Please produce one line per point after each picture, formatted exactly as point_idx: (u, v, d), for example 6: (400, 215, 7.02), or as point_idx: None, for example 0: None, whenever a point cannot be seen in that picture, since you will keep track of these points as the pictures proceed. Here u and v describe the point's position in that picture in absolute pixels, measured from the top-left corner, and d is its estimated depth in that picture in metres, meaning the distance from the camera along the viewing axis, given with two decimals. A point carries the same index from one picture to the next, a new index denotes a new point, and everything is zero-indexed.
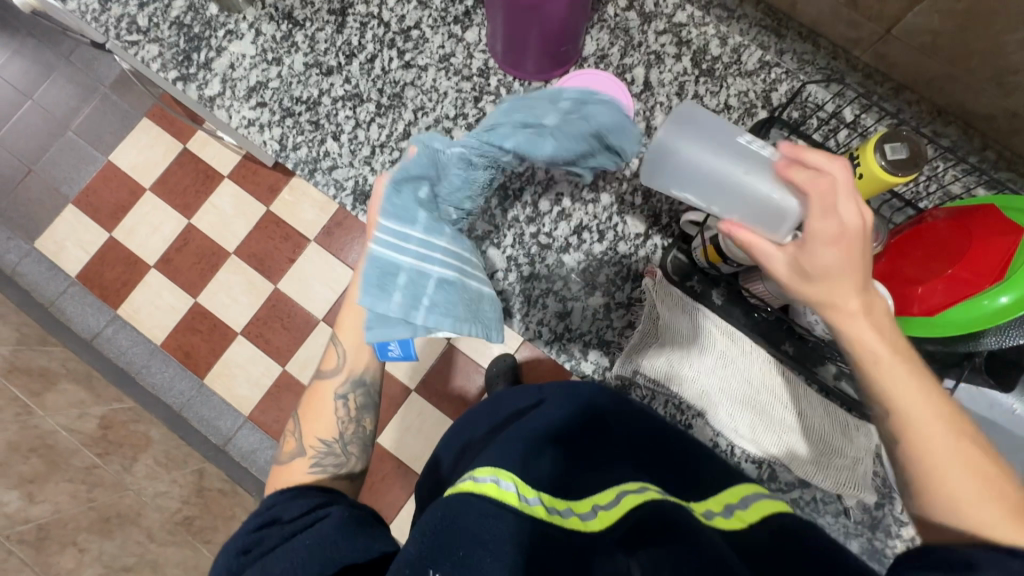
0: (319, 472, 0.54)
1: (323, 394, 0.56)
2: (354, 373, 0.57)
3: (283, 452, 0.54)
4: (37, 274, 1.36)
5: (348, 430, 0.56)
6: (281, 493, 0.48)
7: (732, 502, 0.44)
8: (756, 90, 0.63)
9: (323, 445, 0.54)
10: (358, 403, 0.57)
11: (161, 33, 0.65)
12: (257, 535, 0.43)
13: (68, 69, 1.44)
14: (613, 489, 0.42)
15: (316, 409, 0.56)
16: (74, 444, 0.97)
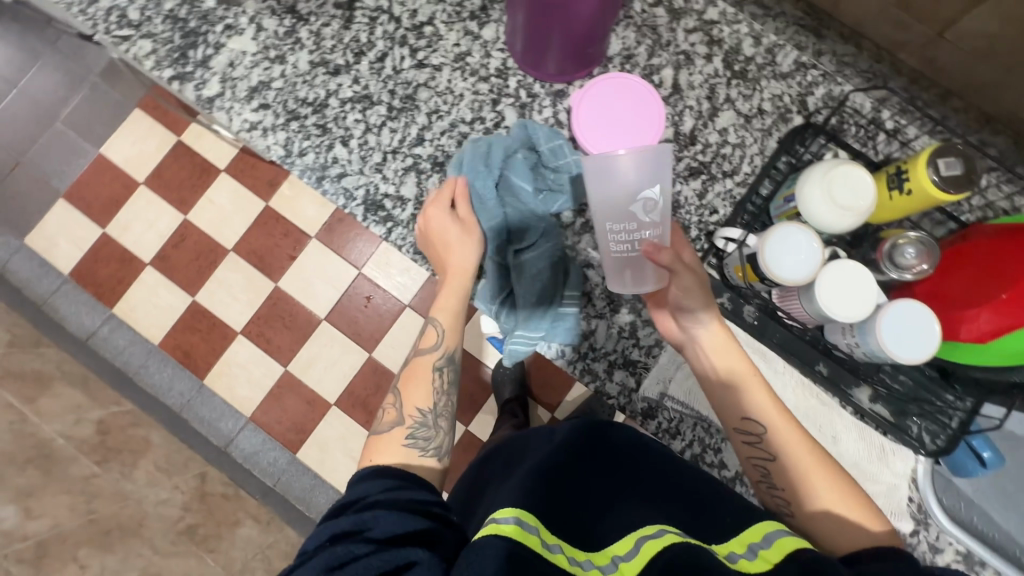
0: (419, 447, 0.49)
1: (421, 368, 0.53)
2: (450, 349, 0.55)
3: (381, 422, 0.50)
4: (29, 271, 1.31)
5: (440, 402, 0.53)
6: (384, 491, 0.41)
7: (754, 542, 0.38)
8: (791, 94, 0.59)
9: (419, 415, 0.50)
10: (450, 378, 0.54)
11: (154, 27, 0.61)
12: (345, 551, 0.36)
13: (55, 56, 1.38)
14: (632, 538, 0.37)
15: (415, 383, 0.53)
16: (71, 452, 0.94)
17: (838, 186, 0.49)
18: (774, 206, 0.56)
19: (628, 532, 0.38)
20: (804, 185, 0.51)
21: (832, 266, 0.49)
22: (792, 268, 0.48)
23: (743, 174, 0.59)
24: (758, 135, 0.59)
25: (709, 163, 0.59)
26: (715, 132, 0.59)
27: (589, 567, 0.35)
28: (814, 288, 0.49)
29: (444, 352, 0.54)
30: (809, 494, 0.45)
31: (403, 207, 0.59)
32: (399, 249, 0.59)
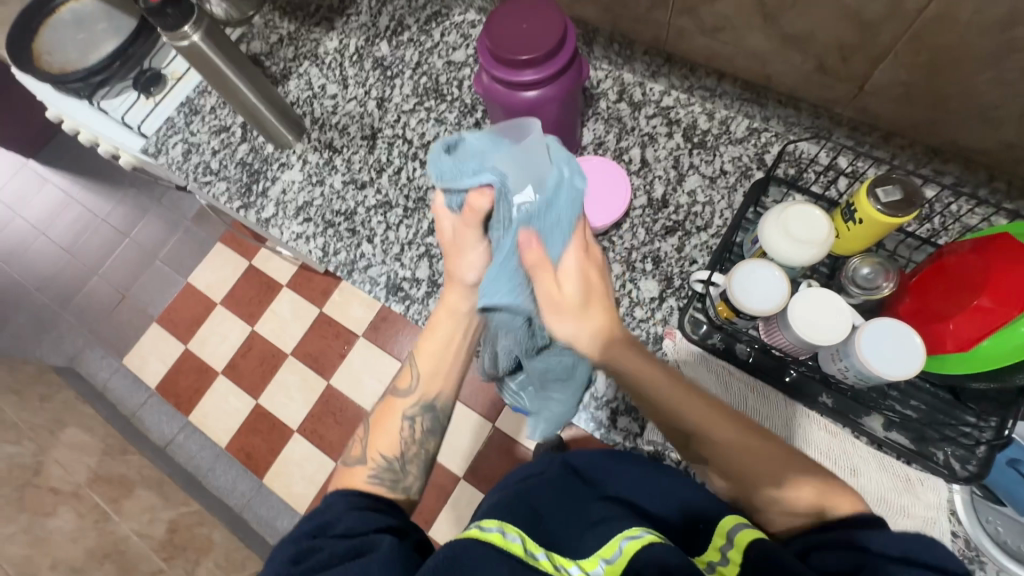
0: (378, 486, 0.53)
1: (393, 411, 0.57)
2: (424, 397, 0.57)
3: (349, 455, 0.55)
4: (124, 387, 1.52)
5: (409, 450, 0.56)
6: (343, 504, 0.48)
7: (723, 543, 0.41)
8: (749, 154, 0.67)
9: (383, 460, 0.54)
10: (424, 426, 0.57)
11: (229, 172, 0.79)
12: (309, 547, 0.42)
13: (159, 209, 1.71)
14: (616, 539, 0.41)
15: (384, 423, 0.57)
16: (143, 549, 1.03)
17: (793, 223, 0.54)
18: (745, 248, 0.62)
19: (611, 537, 0.41)
20: (763, 228, 0.56)
21: (804, 291, 0.52)
22: (760, 298, 0.53)
23: (715, 226, 0.65)
24: (724, 192, 0.66)
25: (683, 220, 0.66)
26: (685, 194, 0.67)
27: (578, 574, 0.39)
28: (792, 316, 0.52)
29: (416, 399, 0.57)
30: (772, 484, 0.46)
31: (418, 287, 0.69)
32: (416, 323, 0.68)
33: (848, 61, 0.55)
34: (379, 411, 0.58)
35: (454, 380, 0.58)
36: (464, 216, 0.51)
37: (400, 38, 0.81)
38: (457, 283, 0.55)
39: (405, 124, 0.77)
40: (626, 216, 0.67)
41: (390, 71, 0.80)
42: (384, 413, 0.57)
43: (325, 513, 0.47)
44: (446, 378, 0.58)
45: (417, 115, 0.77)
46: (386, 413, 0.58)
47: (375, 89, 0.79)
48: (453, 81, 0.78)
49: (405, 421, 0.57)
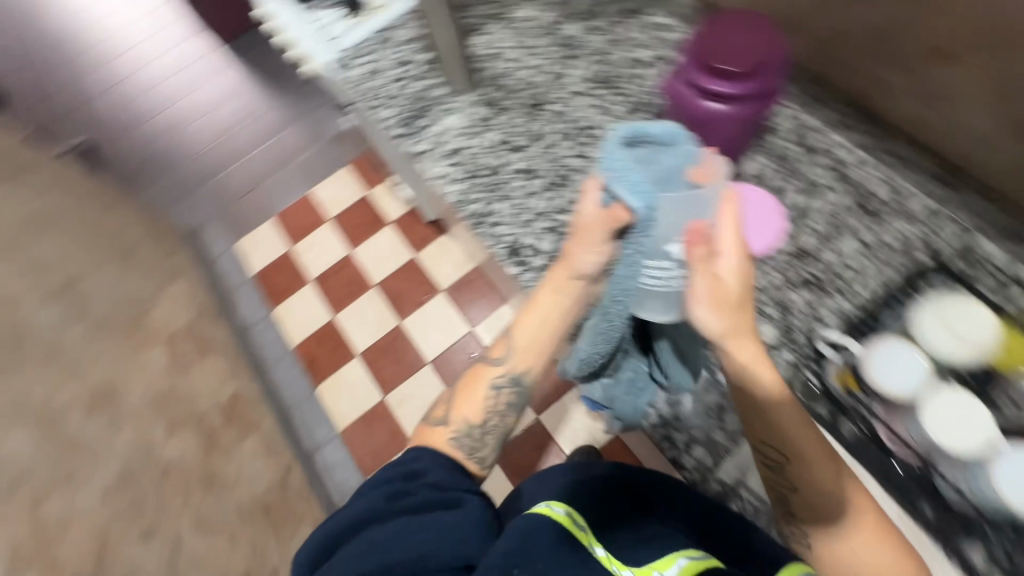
0: (457, 450, 0.55)
1: (481, 378, 0.59)
2: (514, 370, 0.58)
3: (433, 415, 0.58)
4: (229, 265, 1.67)
5: (491, 419, 0.58)
6: (427, 456, 0.52)
7: None
8: (919, 236, 0.62)
9: (467, 424, 0.57)
10: (509, 398, 0.59)
11: (398, 101, 0.85)
12: (400, 489, 0.47)
13: (306, 121, 1.87)
14: (674, 556, 0.43)
15: (472, 390, 0.59)
16: (209, 408, 1.14)
17: (952, 319, 0.54)
18: (886, 326, 0.58)
19: (668, 553, 0.44)
20: (916, 313, 0.56)
21: (944, 390, 0.52)
22: (893, 375, 0.54)
23: (857, 295, 0.61)
24: (878, 266, 0.62)
25: (823, 279, 0.62)
26: (833, 254, 0.63)
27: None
28: (922, 410, 0.53)
29: (507, 370, 0.58)
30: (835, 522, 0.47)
31: (537, 256, 0.71)
32: (525, 290, 0.70)
33: None
34: (467, 376, 0.60)
35: (546, 357, 0.59)
36: (602, 215, 0.51)
37: (590, 23, 0.83)
38: (570, 271, 0.55)
39: (572, 104, 0.79)
40: (764, 256, 0.65)
41: (571, 51, 0.82)
42: (473, 378, 0.60)
43: (413, 461, 0.51)
44: (540, 357, 0.59)
45: (585, 99, 0.79)
46: (475, 377, 0.60)
47: (553, 64, 0.82)
48: (629, 76, 0.78)
49: (491, 390, 0.59)
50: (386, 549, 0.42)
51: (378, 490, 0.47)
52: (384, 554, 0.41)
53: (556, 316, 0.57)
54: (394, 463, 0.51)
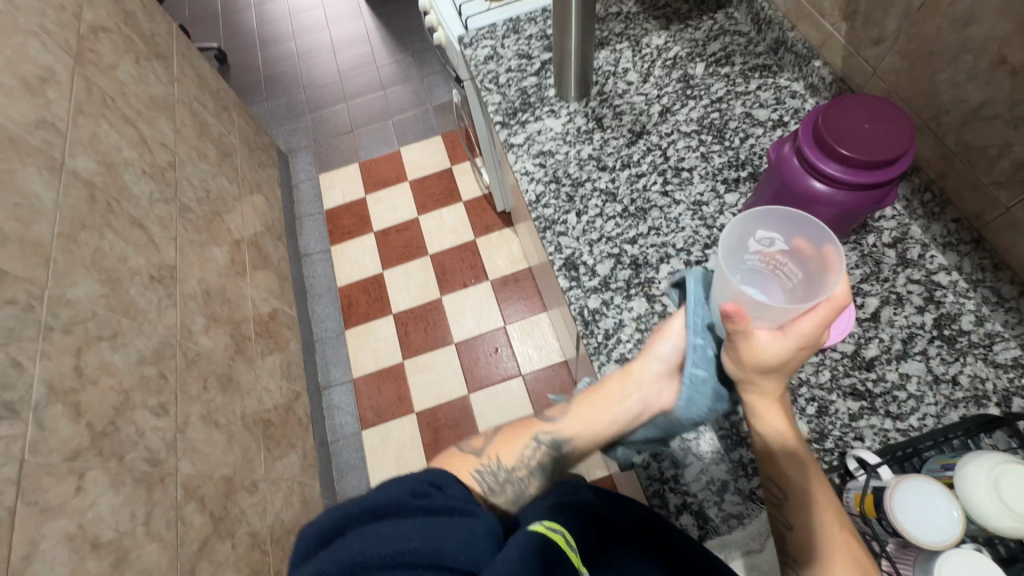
0: (479, 483, 0.57)
1: (528, 430, 0.62)
2: (562, 434, 0.60)
3: (469, 444, 0.61)
4: (307, 194, 1.77)
5: (519, 470, 0.59)
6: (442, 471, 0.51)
7: None
8: (996, 385, 0.57)
9: (497, 464, 0.59)
10: (543, 458, 0.59)
11: (508, 91, 0.87)
12: (422, 490, 0.46)
13: (417, 84, 1.94)
14: None
15: (516, 435, 0.61)
16: (247, 315, 1.21)
17: (1007, 485, 0.46)
18: (925, 465, 0.54)
19: None
20: (968, 462, 0.48)
21: (966, 550, 0.45)
22: (918, 524, 0.47)
23: (907, 424, 0.57)
24: (940, 400, 0.58)
25: (876, 394, 0.59)
26: (895, 372, 0.60)
27: None
28: (938, 560, 0.46)
29: (555, 431, 0.60)
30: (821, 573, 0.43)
31: (590, 277, 0.70)
32: (568, 304, 0.70)
33: None
34: (516, 424, 0.63)
35: (596, 437, 0.60)
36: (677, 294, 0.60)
37: (719, 68, 0.81)
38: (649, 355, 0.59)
39: (673, 142, 0.77)
40: (821, 351, 0.62)
41: (690, 91, 0.81)
42: (521, 427, 0.62)
43: (435, 471, 0.50)
44: (591, 433, 0.60)
45: (687, 140, 0.77)
46: (523, 428, 0.63)
47: (667, 97, 0.81)
48: (740, 131, 0.76)
49: (533, 443, 0.60)
50: (407, 538, 0.40)
51: (399, 484, 0.46)
52: (407, 538, 0.39)
53: (623, 395, 0.59)
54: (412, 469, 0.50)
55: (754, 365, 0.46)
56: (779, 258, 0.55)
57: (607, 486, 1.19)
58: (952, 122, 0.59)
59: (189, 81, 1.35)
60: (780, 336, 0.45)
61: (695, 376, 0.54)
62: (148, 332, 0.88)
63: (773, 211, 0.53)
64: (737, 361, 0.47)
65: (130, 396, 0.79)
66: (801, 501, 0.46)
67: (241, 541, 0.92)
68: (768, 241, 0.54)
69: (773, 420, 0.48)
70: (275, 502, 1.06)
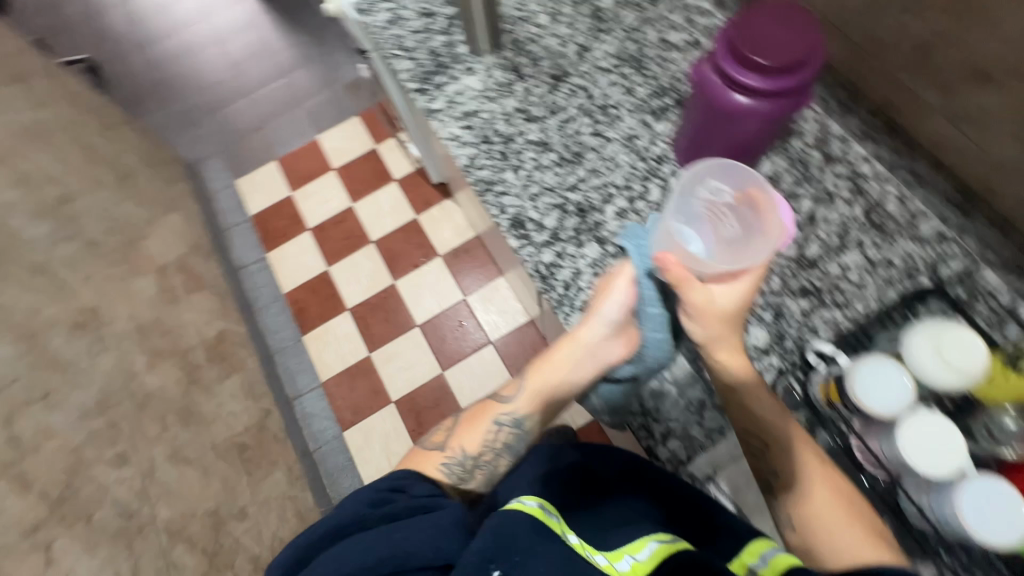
0: (446, 476, 0.57)
1: (487, 413, 0.61)
2: (519, 412, 0.61)
3: (430, 440, 0.61)
4: (227, 203, 1.64)
5: (484, 455, 0.59)
6: (387, 479, 0.49)
7: (752, 561, 0.44)
8: (924, 258, 0.62)
9: (461, 454, 0.59)
10: (506, 438, 0.60)
11: (418, 54, 0.82)
12: (380, 496, 0.46)
13: (321, 65, 1.81)
14: (645, 538, 0.42)
15: (475, 423, 0.61)
16: (194, 343, 1.14)
17: (948, 348, 0.50)
18: (877, 344, 0.58)
19: (639, 536, 0.42)
20: (911, 334, 0.52)
21: (922, 411, 0.50)
22: (879, 400, 0.51)
23: (854, 310, 0.61)
24: (879, 282, 0.62)
25: (824, 289, 0.63)
26: (837, 266, 0.63)
27: (603, 563, 0.39)
28: (897, 426, 0.50)
29: (512, 410, 0.61)
30: (814, 513, 0.47)
31: (539, 232, 0.70)
32: (522, 263, 0.69)
33: None
34: (473, 410, 0.63)
35: (552, 408, 0.62)
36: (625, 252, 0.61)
37: None
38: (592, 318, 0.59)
39: (595, 80, 0.76)
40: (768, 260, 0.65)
41: (602, 25, 0.79)
42: (478, 413, 0.62)
43: (401, 475, 0.50)
44: (547, 405, 0.62)
45: (609, 76, 0.76)
46: (480, 413, 0.62)
47: (581, 36, 0.79)
48: (658, 58, 0.76)
49: (493, 426, 0.60)
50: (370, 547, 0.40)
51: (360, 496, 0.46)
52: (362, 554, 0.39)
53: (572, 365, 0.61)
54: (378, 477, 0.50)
55: (711, 316, 0.50)
56: (723, 209, 0.56)
57: (594, 431, 1.23)
58: (854, 17, 0.60)
59: (61, 102, 1.21)
60: (733, 282, 0.51)
61: (654, 339, 0.60)
62: (85, 383, 0.81)
63: (730, 163, 0.56)
64: (691, 314, 0.52)
65: (83, 455, 0.74)
66: (786, 453, 0.49)
67: (243, 569, 0.90)
68: (718, 191, 0.56)
69: (741, 364, 0.51)
70: (270, 523, 1.03)
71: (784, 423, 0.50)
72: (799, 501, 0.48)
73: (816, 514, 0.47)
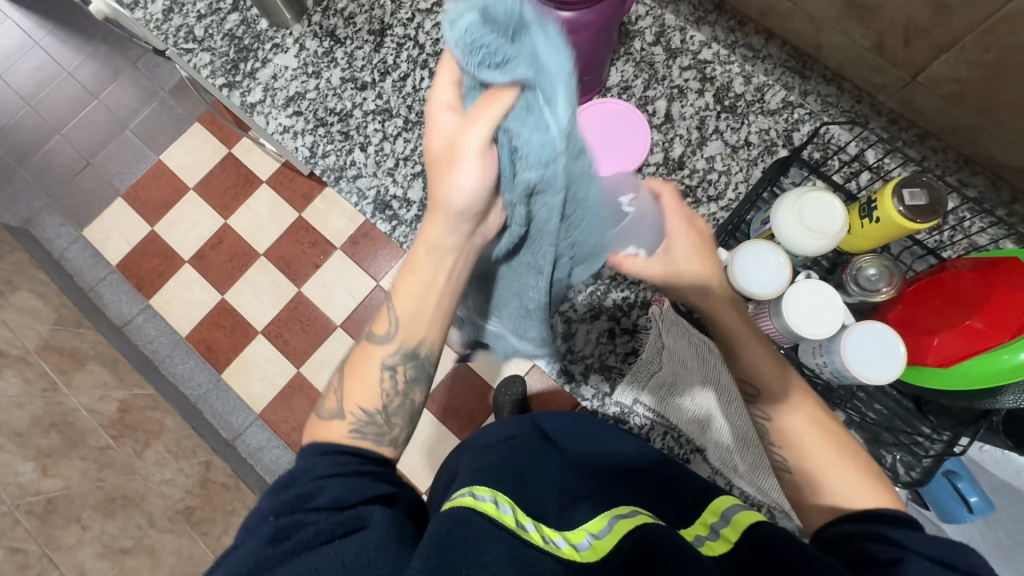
0: (361, 441, 0.45)
1: (370, 358, 0.47)
2: (406, 345, 0.46)
3: (323, 407, 0.47)
4: (82, 260, 1.45)
5: (393, 402, 0.47)
6: (326, 463, 0.42)
7: (714, 521, 0.43)
8: (778, 129, 0.63)
9: (363, 415, 0.46)
10: (408, 375, 0.47)
11: (214, 43, 0.70)
12: (289, 524, 0.37)
13: (133, 73, 1.56)
14: (605, 518, 0.42)
15: (359, 375, 0.47)
16: (92, 424, 1.02)
17: (809, 211, 0.52)
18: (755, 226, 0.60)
19: (599, 517, 0.42)
20: (777, 209, 0.54)
21: (799, 282, 0.52)
22: (759, 282, 0.53)
23: (727, 200, 0.63)
24: (744, 164, 0.63)
25: (695, 186, 0.63)
26: (702, 159, 0.64)
27: (564, 545, 0.38)
28: (783, 301, 0.52)
29: (396, 347, 0.46)
30: (820, 469, 0.47)
31: (407, 208, 0.65)
32: (400, 246, 0.65)
33: (911, 46, 0.51)
34: (353, 359, 0.48)
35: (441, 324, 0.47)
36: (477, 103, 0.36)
37: None
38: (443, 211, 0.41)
39: (419, 25, 0.69)
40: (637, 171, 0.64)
41: None
42: (359, 361, 0.47)
43: (313, 475, 0.41)
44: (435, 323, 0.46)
45: (433, 17, 0.69)
46: (362, 360, 0.48)
47: None
48: None
49: (385, 371, 0.47)
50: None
51: (260, 526, 0.37)
52: None
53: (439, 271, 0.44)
54: (278, 482, 0.41)
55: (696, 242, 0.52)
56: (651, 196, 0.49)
57: None
58: None
59: None
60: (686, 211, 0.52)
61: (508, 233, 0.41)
62: None
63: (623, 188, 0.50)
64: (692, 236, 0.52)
65: None
66: (784, 406, 0.49)
67: None
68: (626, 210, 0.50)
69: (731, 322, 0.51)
70: None
71: (777, 375, 0.50)
72: (801, 455, 0.48)
73: (819, 468, 0.47)
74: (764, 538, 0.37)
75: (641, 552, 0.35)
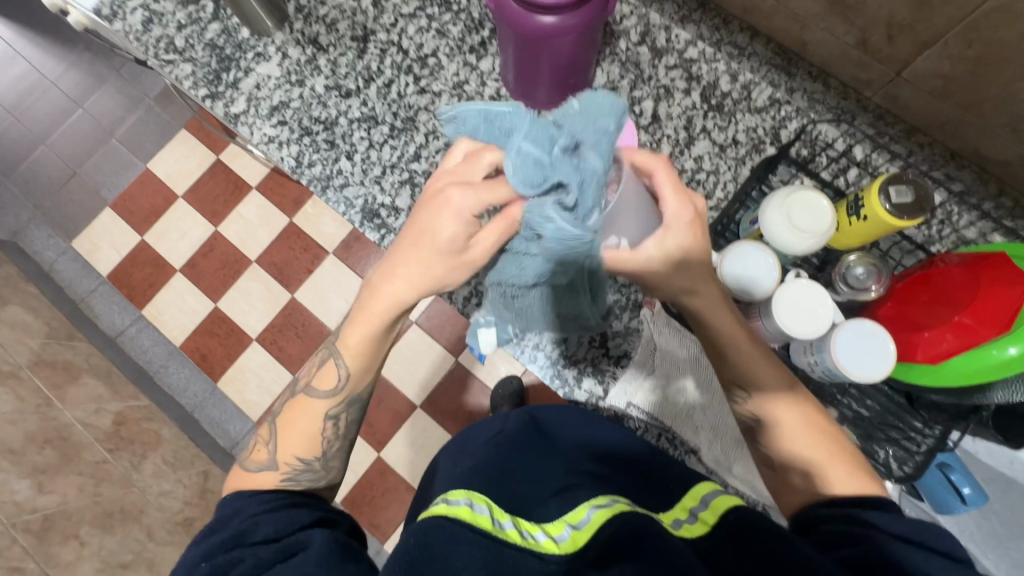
0: (293, 487, 0.50)
1: (307, 410, 0.53)
2: (352, 392, 0.53)
3: (252, 459, 0.51)
4: (72, 271, 1.43)
5: (329, 447, 0.53)
6: (256, 504, 0.46)
7: (694, 505, 0.42)
8: (765, 127, 0.63)
9: (298, 463, 0.51)
10: (347, 421, 0.54)
11: (196, 53, 0.69)
12: (226, 560, 0.39)
13: (118, 81, 1.55)
14: (584, 506, 0.40)
15: (295, 423, 0.52)
16: (87, 439, 1.01)
17: (796, 213, 0.52)
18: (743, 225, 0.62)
19: (578, 505, 0.41)
20: (766, 210, 0.54)
21: (789, 283, 0.52)
22: (748, 284, 0.53)
23: (716, 199, 0.63)
24: (732, 163, 0.63)
25: (684, 186, 0.63)
26: (691, 159, 0.64)
27: (543, 539, 0.38)
28: (773, 303, 0.52)
29: (338, 397, 0.52)
30: (798, 453, 0.47)
31: (396, 216, 0.65)
32: (389, 254, 0.65)
33: (895, 42, 0.50)
34: (289, 408, 0.54)
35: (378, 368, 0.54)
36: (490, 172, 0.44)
37: None
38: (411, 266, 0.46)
39: (403, 30, 0.68)
40: None
41: None
42: (296, 410, 0.53)
43: (245, 519, 0.44)
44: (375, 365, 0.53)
45: (416, 21, 0.68)
46: (296, 411, 0.53)
47: None
48: None
49: (326, 420, 0.53)
50: None
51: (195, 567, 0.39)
52: None
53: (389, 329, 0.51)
54: (203, 534, 0.43)
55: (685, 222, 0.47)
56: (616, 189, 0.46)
57: None
58: None
59: None
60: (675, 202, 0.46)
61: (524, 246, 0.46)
62: None
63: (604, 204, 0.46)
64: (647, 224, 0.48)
65: None
66: (766, 397, 0.48)
67: None
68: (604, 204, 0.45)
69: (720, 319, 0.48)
70: None
71: (760, 367, 0.48)
72: (782, 442, 0.48)
73: (799, 453, 0.47)
74: (746, 519, 0.36)
75: (617, 540, 0.35)
